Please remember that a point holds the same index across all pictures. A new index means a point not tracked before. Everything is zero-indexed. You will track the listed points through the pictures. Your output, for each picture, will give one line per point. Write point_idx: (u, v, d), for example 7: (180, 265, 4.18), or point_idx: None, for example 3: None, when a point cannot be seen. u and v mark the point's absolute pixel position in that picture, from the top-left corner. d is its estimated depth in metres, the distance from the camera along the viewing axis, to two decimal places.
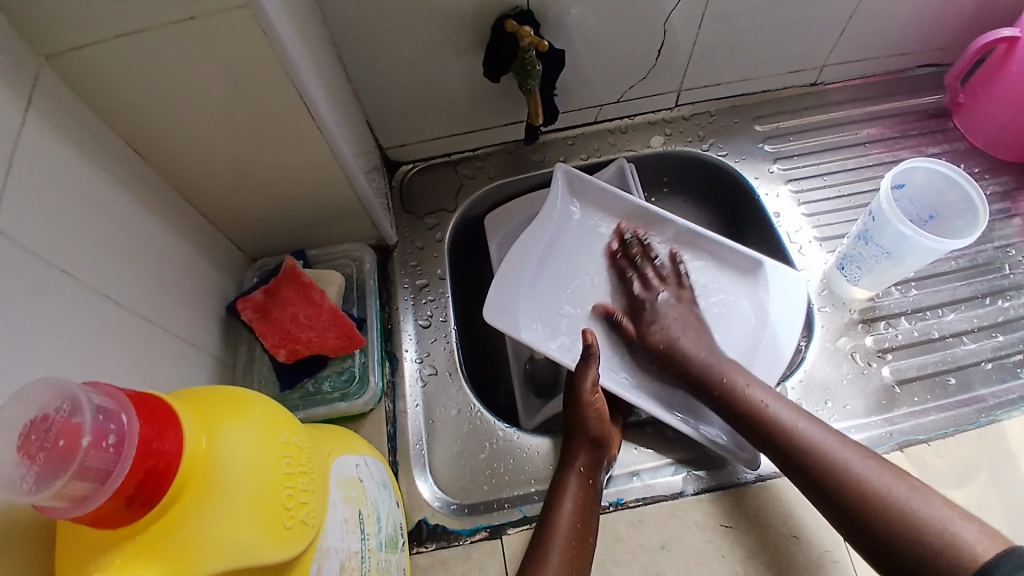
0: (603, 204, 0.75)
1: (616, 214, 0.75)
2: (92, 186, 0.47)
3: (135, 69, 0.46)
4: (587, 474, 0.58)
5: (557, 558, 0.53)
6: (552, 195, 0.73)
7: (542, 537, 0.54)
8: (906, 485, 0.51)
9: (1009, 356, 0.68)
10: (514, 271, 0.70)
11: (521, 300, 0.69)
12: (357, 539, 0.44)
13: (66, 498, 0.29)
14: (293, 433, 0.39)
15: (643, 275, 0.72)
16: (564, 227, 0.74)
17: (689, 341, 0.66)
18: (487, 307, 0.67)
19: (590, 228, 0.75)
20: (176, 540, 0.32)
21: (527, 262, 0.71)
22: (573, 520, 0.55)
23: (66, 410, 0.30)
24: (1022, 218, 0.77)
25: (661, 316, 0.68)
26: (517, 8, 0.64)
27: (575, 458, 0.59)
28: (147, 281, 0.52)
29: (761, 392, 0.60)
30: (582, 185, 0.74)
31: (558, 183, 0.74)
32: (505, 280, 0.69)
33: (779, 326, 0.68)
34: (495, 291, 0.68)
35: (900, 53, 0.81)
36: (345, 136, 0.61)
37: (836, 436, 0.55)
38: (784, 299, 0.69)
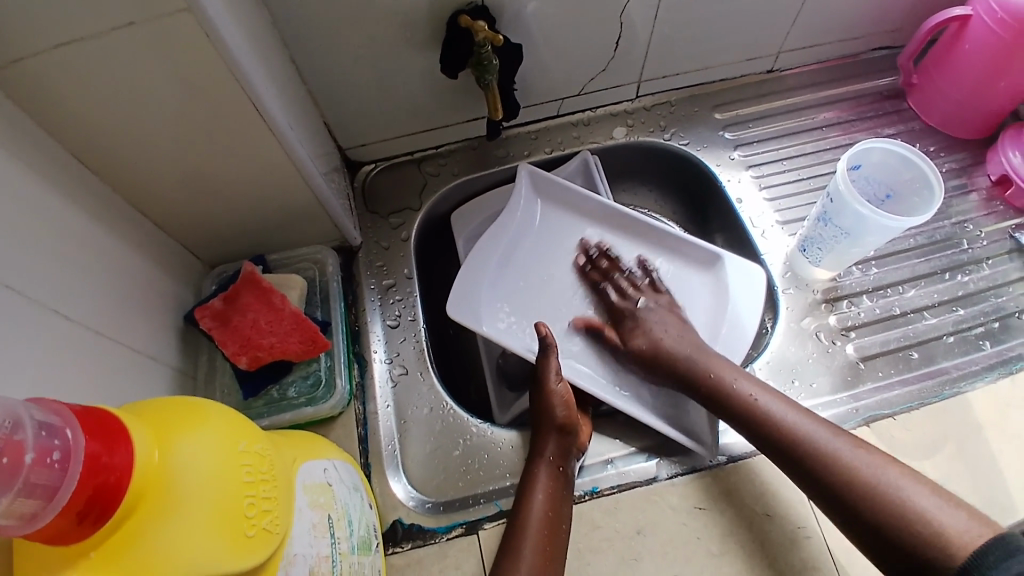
0: (565, 204, 0.75)
1: (586, 211, 0.75)
2: (38, 199, 0.46)
3: (76, 78, 0.44)
4: (557, 464, 0.58)
5: (531, 551, 0.53)
6: (514, 194, 0.74)
7: (514, 531, 0.54)
8: (897, 471, 0.52)
9: (971, 329, 0.70)
10: (477, 266, 0.70)
11: (484, 296, 0.69)
12: (327, 543, 0.43)
13: (14, 516, 0.28)
14: (253, 440, 0.38)
15: (621, 287, 0.71)
16: (528, 226, 0.74)
17: (671, 334, 0.66)
18: (450, 303, 0.67)
19: (552, 224, 0.75)
20: (132, 553, 0.31)
21: (491, 255, 0.71)
22: (546, 511, 0.55)
23: (8, 427, 0.29)
24: (978, 194, 0.79)
25: (642, 322, 0.68)
26: (472, 4, 0.63)
27: (542, 449, 0.59)
28: (100, 294, 0.51)
29: (746, 382, 0.60)
30: (545, 183, 0.74)
31: (523, 181, 0.74)
32: (466, 276, 0.69)
33: (737, 308, 0.70)
34: (456, 288, 0.68)
35: (852, 37, 0.83)
36: (301, 138, 0.60)
37: (824, 425, 0.56)
38: (747, 286, 0.70)
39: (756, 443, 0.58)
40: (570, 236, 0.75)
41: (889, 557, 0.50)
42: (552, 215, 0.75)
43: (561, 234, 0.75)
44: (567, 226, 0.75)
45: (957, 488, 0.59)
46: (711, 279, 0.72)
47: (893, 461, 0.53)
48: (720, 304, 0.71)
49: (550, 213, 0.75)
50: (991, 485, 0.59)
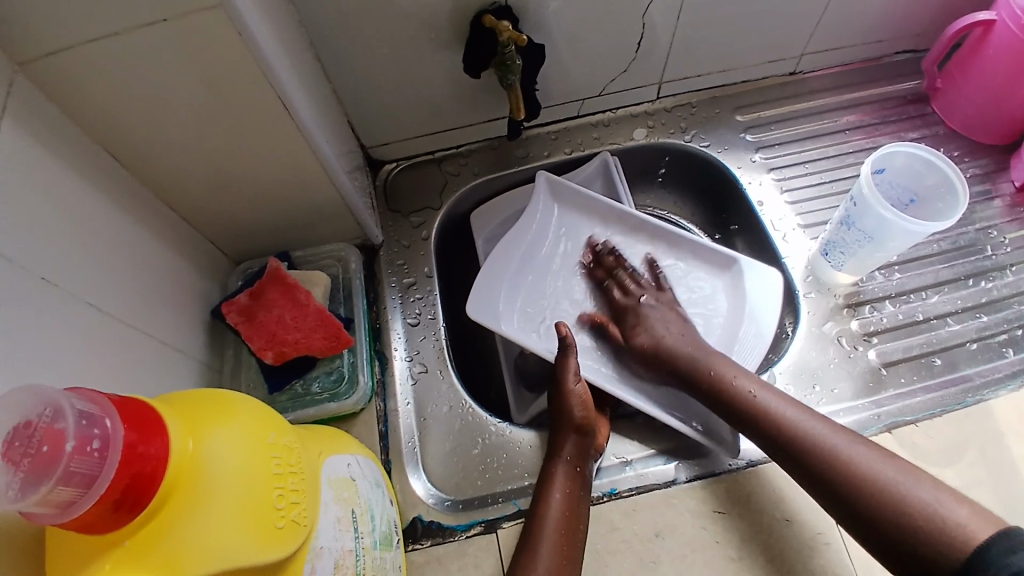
0: (582, 207, 0.75)
1: (607, 214, 0.75)
2: (71, 193, 0.47)
3: (111, 74, 0.45)
4: (575, 463, 0.58)
5: (550, 549, 0.53)
6: (535, 198, 0.74)
7: (532, 530, 0.54)
8: (897, 466, 0.52)
9: (994, 335, 0.69)
10: (498, 266, 0.71)
11: (504, 297, 0.70)
12: (351, 538, 0.43)
13: (51, 504, 0.29)
14: (282, 433, 0.39)
15: (621, 283, 0.72)
16: (546, 229, 0.74)
17: (672, 333, 0.66)
18: (469, 302, 0.67)
19: (572, 227, 0.75)
20: (165, 542, 0.31)
21: (512, 256, 0.72)
22: (564, 510, 0.55)
23: (49, 416, 0.29)
24: (1003, 199, 0.78)
25: (643, 317, 0.69)
26: (496, 3, 0.64)
27: (560, 448, 0.59)
28: (129, 286, 0.52)
29: (749, 382, 0.60)
30: (563, 188, 0.75)
31: (541, 187, 0.74)
32: (487, 276, 0.70)
33: (756, 308, 0.70)
34: (477, 287, 0.69)
35: (876, 40, 0.82)
36: (326, 135, 0.60)
37: (821, 421, 0.56)
38: (766, 292, 0.70)
39: (753, 438, 0.58)
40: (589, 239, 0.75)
41: (893, 552, 0.50)
42: (573, 217, 0.75)
43: (583, 235, 0.75)
44: (588, 229, 0.75)
45: (979, 497, 0.58)
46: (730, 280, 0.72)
47: (890, 454, 0.53)
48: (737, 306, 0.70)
49: (568, 216, 0.75)
50: (1014, 495, 0.58)
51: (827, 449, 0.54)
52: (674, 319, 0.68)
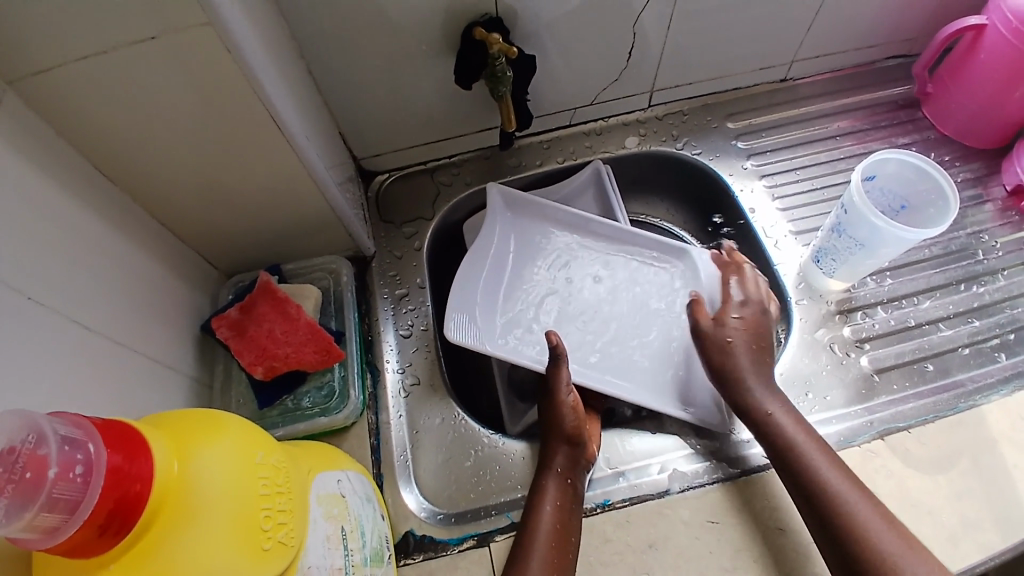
0: (538, 218, 0.75)
1: (563, 221, 0.75)
2: (60, 210, 0.46)
3: (99, 91, 0.45)
4: (568, 475, 0.58)
5: (541, 561, 0.52)
6: (489, 214, 0.74)
7: (522, 543, 0.54)
8: (916, 556, 0.51)
9: (986, 340, 0.69)
10: (469, 284, 0.70)
11: (482, 312, 0.69)
12: (340, 556, 0.43)
13: (37, 530, 0.28)
14: (269, 452, 0.39)
15: (748, 282, 0.68)
16: (505, 242, 0.74)
17: (743, 361, 0.63)
18: (448, 327, 0.66)
19: (529, 240, 0.75)
20: (151, 565, 0.31)
21: (479, 275, 0.71)
22: (557, 522, 0.55)
23: (32, 442, 0.29)
24: (993, 204, 0.78)
25: (738, 316, 0.66)
26: (486, 15, 0.64)
27: (553, 461, 0.59)
28: (119, 303, 0.51)
29: (782, 412, 0.60)
30: (516, 201, 0.75)
31: (495, 201, 0.74)
32: (461, 295, 0.69)
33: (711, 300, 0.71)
34: (454, 308, 0.68)
35: (867, 46, 0.82)
36: (316, 147, 0.60)
37: (860, 490, 0.55)
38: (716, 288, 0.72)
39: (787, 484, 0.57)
40: (549, 247, 0.75)
41: None
42: (530, 226, 0.75)
43: (543, 242, 0.75)
44: (544, 237, 0.75)
45: (973, 505, 0.58)
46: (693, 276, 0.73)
47: (885, 512, 0.53)
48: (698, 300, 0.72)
49: (523, 227, 0.75)
50: (1008, 503, 0.58)
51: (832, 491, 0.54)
52: (750, 349, 0.64)
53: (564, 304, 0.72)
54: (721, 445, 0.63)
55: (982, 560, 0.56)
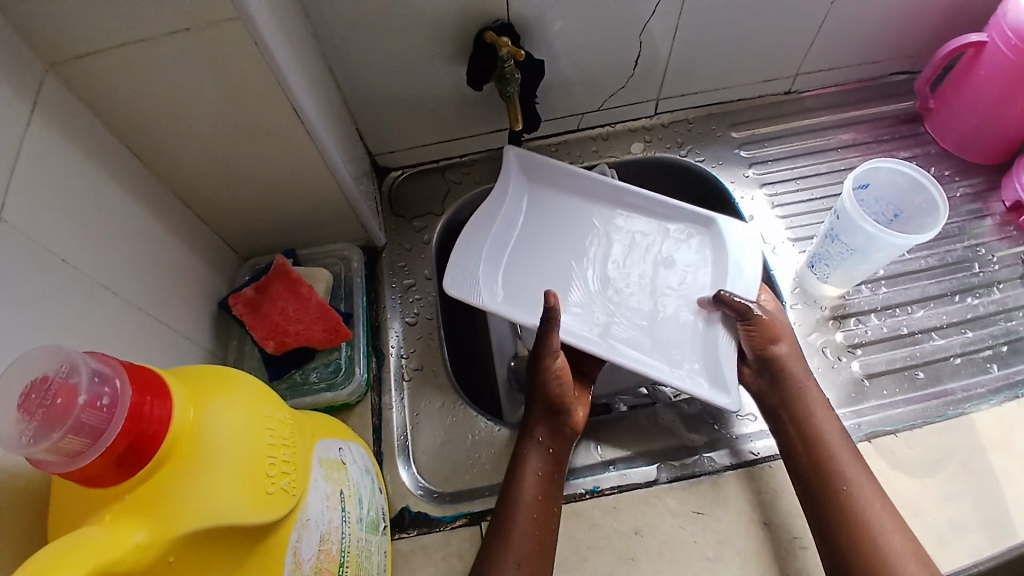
0: (553, 183, 0.77)
1: (576, 186, 0.77)
2: (93, 184, 0.50)
3: (133, 77, 0.49)
4: (550, 445, 0.60)
5: (522, 529, 0.55)
6: (504, 173, 0.76)
7: (503, 506, 0.57)
8: (919, 562, 0.52)
9: (978, 351, 0.71)
10: (476, 240, 0.72)
11: (484, 268, 0.71)
12: (338, 516, 0.46)
13: (60, 453, 0.31)
14: (276, 409, 0.42)
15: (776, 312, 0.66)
16: (518, 203, 0.76)
17: (789, 350, 0.63)
18: (446, 279, 0.68)
19: (545, 203, 0.77)
20: (164, 498, 0.34)
21: (489, 232, 0.73)
22: (539, 489, 0.58)
23: (65, 372, 0.33)
24: (993, 218, 0.80)
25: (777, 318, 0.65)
26: (498, 20, 0.67)
27: (534, 429, 0.61)
28: (143, 276, 0.55)
29: (816, 392, 0.61)
30: (532, 164, 0.77)
31: (511, 160, 0.77)
32: (467, 252, 0.71)
33: (735, 266, 0.71)
34: (457, 264, 0.70)
35: (871, 61, 0.85)
36: (334, 140, 0.64)
37: (875, 490, 0.56)
38: (743, 253, 0.71)
39: (796, 466, 0.59)
40: (564, 212, 0.77)
41: None
42: (542, 190, 0.78)
43: (551, 207, 0.77)
44: (556, 202, 0.77)
45: (958, 508, 0.59)
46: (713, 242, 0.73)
47: (889, 507, 0.55)
48: (721, 265, 0.72)
49: (539, 191, 0.77)
50: (992, 507, 0.59)
51: (845, 479, 0.56)
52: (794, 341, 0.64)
53: (574, 265, 0.74)
54: (704, 439, 0.65)
55: (970, 563, 0.57)
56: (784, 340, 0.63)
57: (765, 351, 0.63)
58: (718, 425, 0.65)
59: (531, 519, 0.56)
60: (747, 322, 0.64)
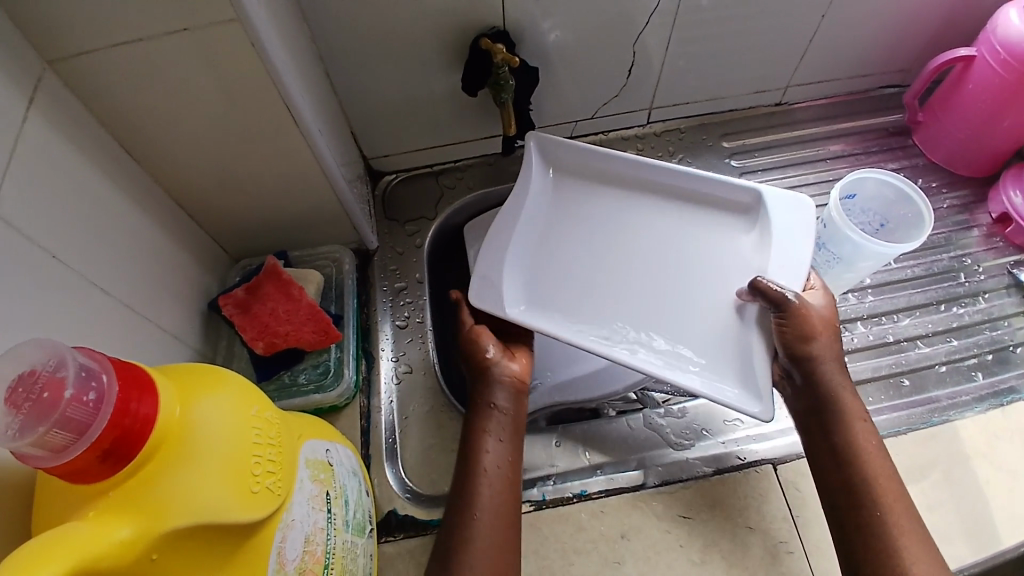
0: (579, 170, 0.71)
1: (605, 172, 0.70)
2: (86, 182, 0.50)
3: (129, 75, 0.49)
4: (506, 411, 0.58)
5: (488, 496, 0.54)
6: (525, 165, 0.70)
7: (465, 474, 0.55)
8: None
9: (963, 359, 0.71)
10: (500, 243, 0.67)
11: (510, 274, 0.66)
12: (323, 517, 0.46)
13: (46, 447, 0.32)
14: (263, 408, 0.42)
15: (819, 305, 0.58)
16: (544, 196, 0.70)
17: (825, 346, 0.56)
18: (470, 291, 0.63)
19: (573, 192, 0.70)
20: (149, 494, 0.34)
21: (513, 230, 0.68)
22: (496, 457, 0.56)
23: (52, 366, 0.33)
24: (979, 229, 0.81)
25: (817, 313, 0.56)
26: (494, 28, 0.68)
27: (486, 398, 0.59)
28: (134, 274, 0.55)
29: (854, 399, 0.56)
30: (556, 151, 0.70)
31: (532, 152, 0.70)
32: (490, 257, 0.66)
33: (782, 247, 0.61)
34: (478, 273, 0.65)
35: (861, 75, 0.86)
36: (329, 142, 0.64)
37: (911, 518, 0.52)
38: (792, 230, 0.61)
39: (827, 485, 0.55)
40: (594, 202, 0.70)
41: None
42: (567, 185, 0.71)
43: (577, 204, 0.70)
44: (585, 191, 0.70)
45: (942, 515, 0.59)
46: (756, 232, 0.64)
47: (923, 537, 0.51)
48: (765, 255, 0.62)
49: (565, 179, 0.71)
50: (975, 514, 0.60)
51: (879, 502, 0.52)
52: (833, 335, 0.57)
53: (609, 259, 0.67)
54: (691, 445, 0.65)
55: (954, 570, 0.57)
56: (820, 338, 0.56)
57: (799, 349, 0.56)
58: (707, 431, 0.66)
59: (492, 499, 0.54)
60: (781, 313, 0.56)
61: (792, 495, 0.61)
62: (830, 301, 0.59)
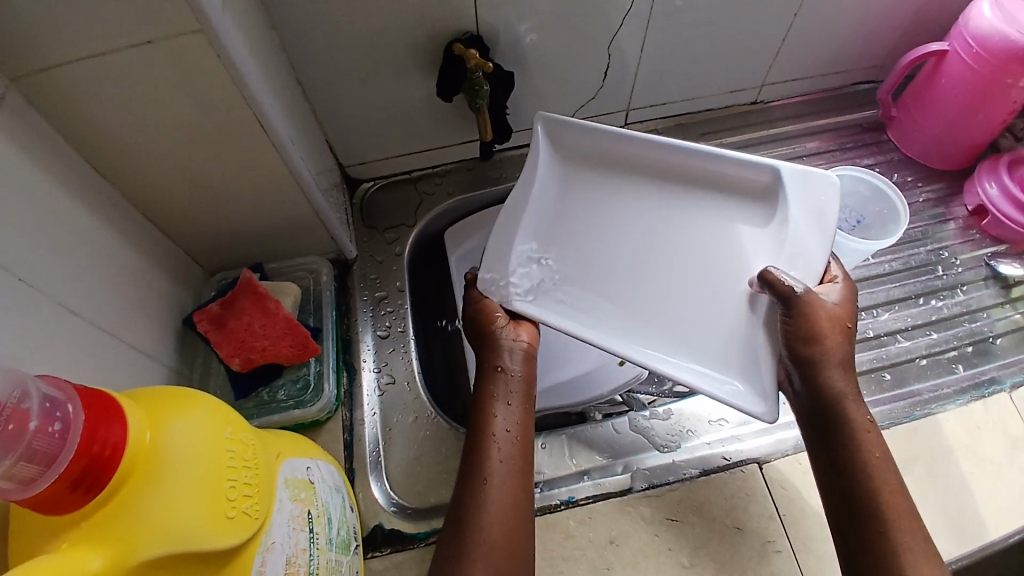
0: (590, 153, 0.68)
1: (615, 156, 0.67)
2: (53, 201, 0.49)
3: (94, 91, 0.48)
4: (517, 375, 0.59)
5: (500, 466, 0.54)
6: (532, 148, 0.67)
7: (475, 446, 0.56)
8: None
9: (944, 352, 0.72)
10: (508, 232, 0.64)
11: (520, 264, 0.63)
12: (305, 537, 0.45)
13: (14, 480, 0.30)
14: (238, 429, 0.41)
15: (832, 301, 0.57)
16: (553, 180, 0.67)
17: (832, 348, 0.56)
18: (480, 283, 0.62)
19: (582, 178, 0.67)
20: (120, 524, 0.33)
21: (522, 218, 0.65)
22: (506, 423, 0.57)
23: (15, 398, 0.31)
24: (956, 222, 0.82)
25: (827, 311, 0.56)
26: (467, 33, 0.67)
27: (495, 361, 0.60)
28: (105, 293, 0.54)
29: (861, 410, 0.56)
30: (564, 131, 0.67)
31: (539, 136, 0.67)
32: (499, 249, 0.63)
33: (801, 237, 0.59)
34: (486, 265, 0.62)
35: (835, 72, 0.87)
36: (303, 152, 0.63)
37: (913, 520, 0.52)
38: (811, 220, 0.60)
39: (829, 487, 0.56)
40: (605, 187, 0.67)
41: None
42: (577, 170, 0.68)
43: (586, 191, 0.67)
44: (596, 175, 0.67)
45: (928, 509, 0.60)
46: (772, 218, 0.62)
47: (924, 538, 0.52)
48: (784, 238, 0.60)
49: (575, 164, 0.68)
50: (960, 505, 0.60)
51: (882, 504, 0.53)
52: (842, 335, 0.57)
53: (622, 248, 0.65)
54: (677, 447, 0.65)
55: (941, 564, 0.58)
56: (829, 336, 0.56)
57: (803, 347, 0.56)
58: (692, 432, 0.66)
59: (503, 465, 0.54)
60: (788, 310, 0.56)
61: (778, 493, 0.61)
62: (847, 298, 0.59)
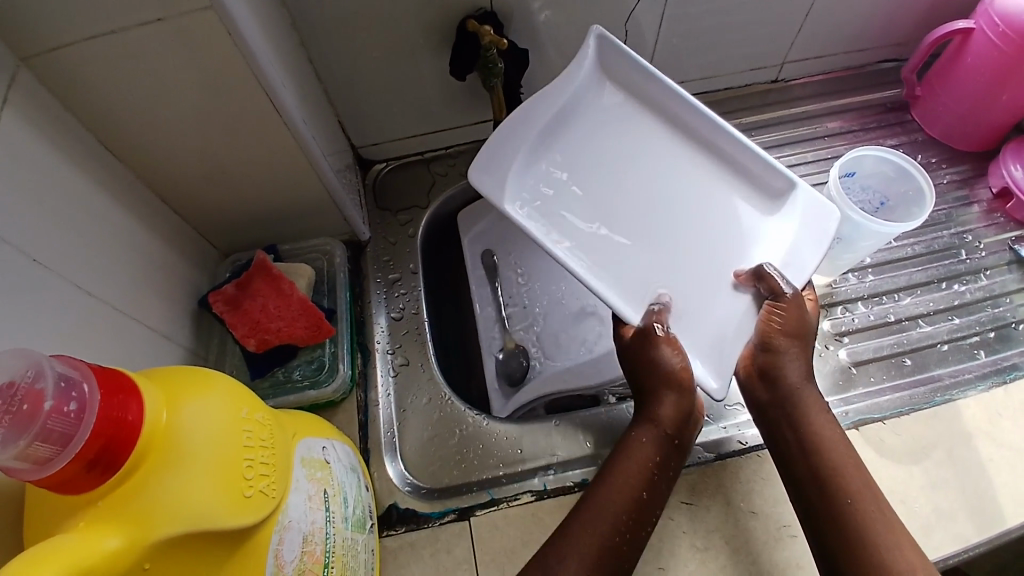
0: (631, 86, 0.66)
1: (654, 100, 0.66)
2: (66, 181, 0.49)
3: (104, 69, 0.47)
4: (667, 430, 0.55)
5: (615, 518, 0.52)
6: (578, 59, 0.65)
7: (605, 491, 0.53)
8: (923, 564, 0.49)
9: (966, 338, 0.71)
10: (519, 128, 0.64)
11: (518, 164, 0.64)
12: (322, 515, 0.45)
13: (29, 460, 0.31)
14: (255, 409, 0.41)
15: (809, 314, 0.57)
16: (584, 100, 0.66)
17: (796, 355, 0.56)
18: (472, 167, 0.62)
19: (612, 111, 0.66)
20: (136, 503, 0.33)
21: (539, 118, 0.64)
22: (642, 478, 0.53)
23: (31, 377, 0.32)
24: (980, 206, 0.80)
25: (806, 320, 0.55)
26: (480, 10, 0.66)
27: (661, 414, 0.55)
28: (120, 273, 0.54)
29: (817, 413, 0.55)
30: (612, 56, 0.65)
31: (590, 50, 0.65)
32: (502, 139, 0.63)
33: (796, 244, 0.58)
34: (486, 152, 0.63)
35: (858, 49, 0.84)
36: (315, 133, 0.63)
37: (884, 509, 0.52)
38: (803, 235, 0.58)
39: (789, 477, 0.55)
40: (630, 128, 0.66)
41: None
42: (611, 100, 0.67)
43: (611, 129, 0.66)
44: (626, 112, 0.66)
45: (946, 496, 0.59)
46: (774, 219, 0.61)
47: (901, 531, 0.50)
48: (780, 246, 0.59)
49: (608, 95, 0.67)
50: (980, 493, 0.59)
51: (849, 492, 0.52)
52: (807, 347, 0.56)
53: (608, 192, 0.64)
54: None
55: (957, 550, 0.57)
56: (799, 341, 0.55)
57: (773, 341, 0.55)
58: (708, 416, 0.66)
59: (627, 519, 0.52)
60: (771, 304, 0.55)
61: None
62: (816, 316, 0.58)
